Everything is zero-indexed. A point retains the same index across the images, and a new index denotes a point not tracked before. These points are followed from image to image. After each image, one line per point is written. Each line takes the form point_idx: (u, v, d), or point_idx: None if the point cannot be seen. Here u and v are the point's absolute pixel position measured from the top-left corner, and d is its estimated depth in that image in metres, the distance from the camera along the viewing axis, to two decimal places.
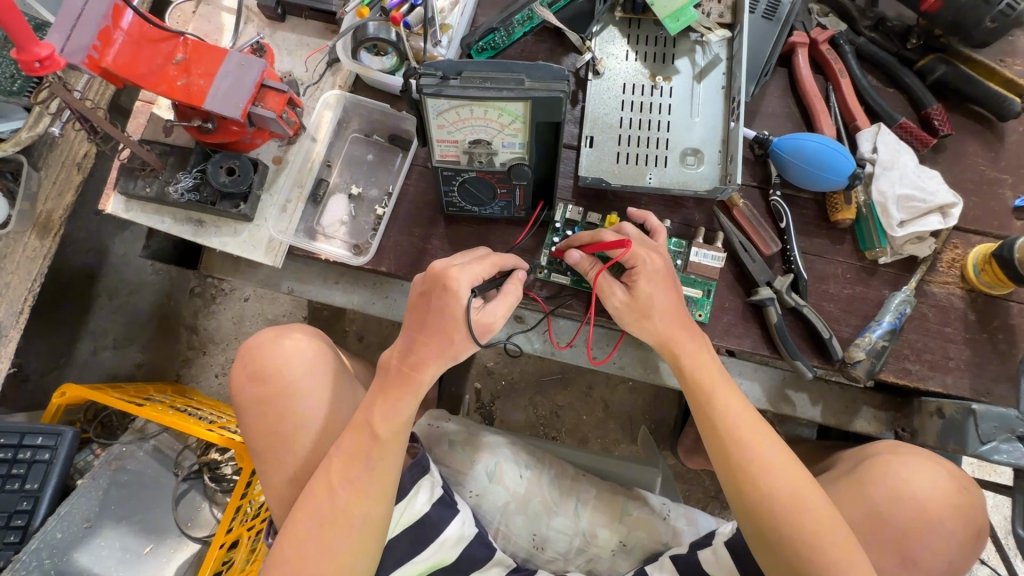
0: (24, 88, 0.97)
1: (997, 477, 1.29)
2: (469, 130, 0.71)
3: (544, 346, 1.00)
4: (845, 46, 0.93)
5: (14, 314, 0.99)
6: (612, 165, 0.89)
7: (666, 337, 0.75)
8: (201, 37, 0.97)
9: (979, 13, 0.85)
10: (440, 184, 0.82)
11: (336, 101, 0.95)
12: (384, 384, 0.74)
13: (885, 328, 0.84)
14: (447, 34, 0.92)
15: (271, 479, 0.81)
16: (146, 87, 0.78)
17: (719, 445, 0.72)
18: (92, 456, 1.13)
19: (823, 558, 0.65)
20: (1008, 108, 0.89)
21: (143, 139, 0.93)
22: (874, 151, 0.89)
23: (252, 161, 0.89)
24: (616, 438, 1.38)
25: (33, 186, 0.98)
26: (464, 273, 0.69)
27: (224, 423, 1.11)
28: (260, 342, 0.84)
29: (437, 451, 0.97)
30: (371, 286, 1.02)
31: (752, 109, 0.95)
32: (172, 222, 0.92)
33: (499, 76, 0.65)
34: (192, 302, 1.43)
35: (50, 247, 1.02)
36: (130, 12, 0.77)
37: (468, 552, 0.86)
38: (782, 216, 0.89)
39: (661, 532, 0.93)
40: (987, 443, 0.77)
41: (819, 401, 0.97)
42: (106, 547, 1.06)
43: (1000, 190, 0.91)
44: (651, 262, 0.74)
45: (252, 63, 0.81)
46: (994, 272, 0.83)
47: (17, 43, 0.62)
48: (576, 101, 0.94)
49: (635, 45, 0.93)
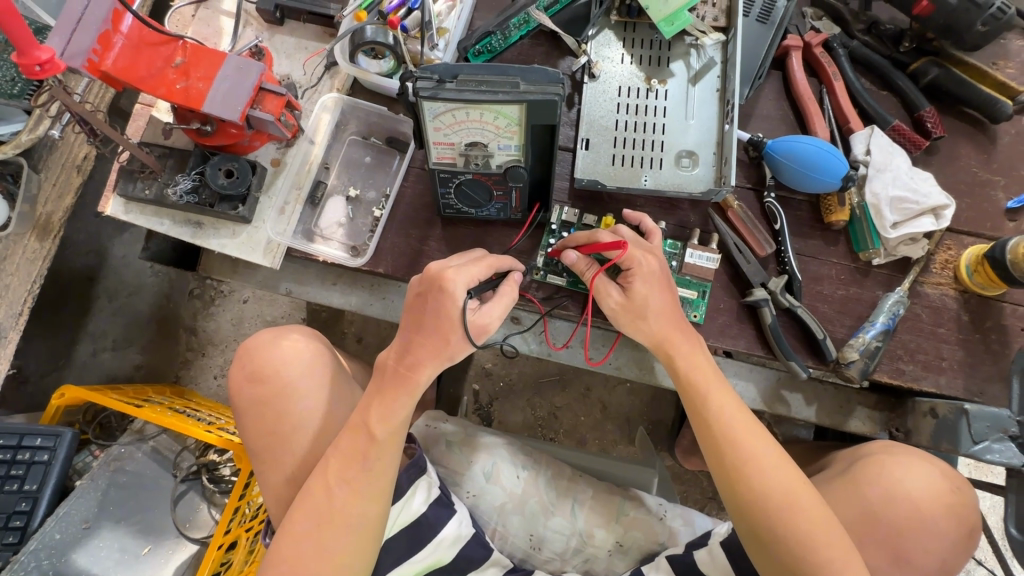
0: (25, 91, 0.97)
1: (993, 478, 1.29)
2: (465, 132, 0.71)
3: (540, 347, 1.00)
4: (838, 49, 0.94)
5: (13, 316, 0.99)
6: (607, 167, 0.89)
7: (661, 338, 0.76)
8: (200, 40, 0.98)
9: (970, 17, 0.86)
10: (437, 186, 0.83)
11: (335, 104, 0.96)
12: (381, 385, 0.74)
13: (878, 329, 0.85)
14: (444, 38, 0.92)
15: (269, 479, 0.81)
16: (146, 90, 0.79)
17: (713, 445, 0.73)
18: (90, 458, 1.14)
19: (817, 556, 0.66)
20: (1000, 110, 0.90)
21: (143, 142, 0.94)
22: (868, 153, 0.90)
23: (251, 164, 0.90)
24: (613, 439, 1.38)
25: (33, 188, 0.99)
26: (460, 275, 0.70)
27: (223, 424, 1.12)
28: (259, 343, 0.85)
29: (434, 452, 0.98)
30: (369, 287, 1.02)
31: (747, 112, 0.96)
32: (171, 223, 0.92)
33: (495, 79, 0.66)
34: (191, 303, 1.46)
35: (50, 249, 1.02)
36: (129, 16, 0.77)
37: (465, 552, 0.86)
38: (776, 218, 0.90)
39: (657, 533, 0.94)
40: (980, 442, 0.78)
41: (814, 401, 0.97)
42: (105, 548, 1.06)
43: (992, 192, 0.92)
44: (647, 264, 0.75)
45: (250, 67, 0.81)
46: (986, 273, 0.84)
47: (18, 47, 0.62)
48: (573, 103, 0.95)
49: (631, 48, 0.94)
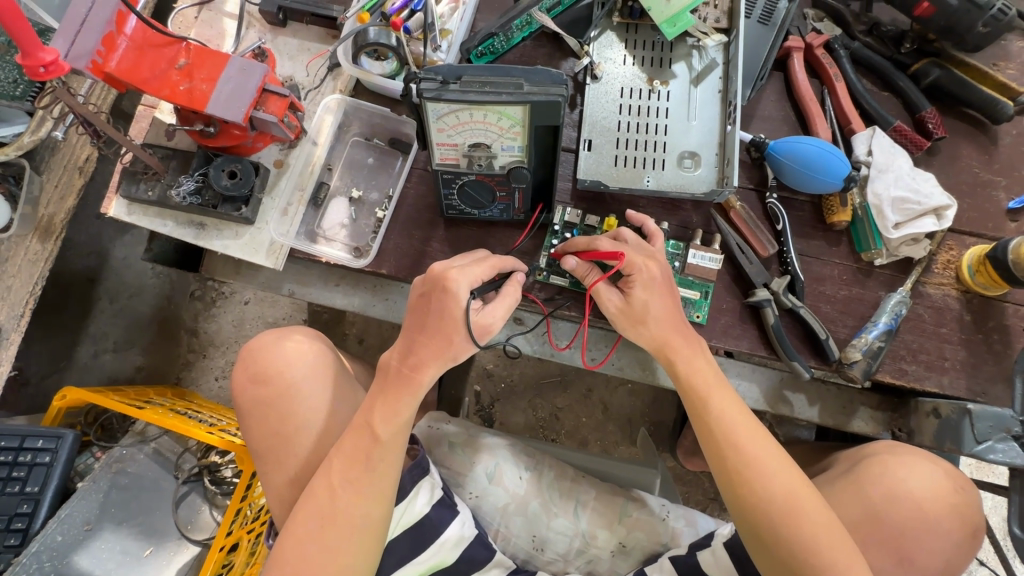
0: (27, 93, 0.98)
1: (995, 478, 1.29)
2: (468, 133, 0.71)
3: (543, 348, 1.00)
4: (840, 50, 0.94)
5: (15, 317, 1.00)
6: (610, 168, 0.89)
7: (662, 343, 0.76)
8: (203, 42, 0.98)
9: (971, 19, 0.86)
10: (441, 187, 0.83)
11: (337, 105, 0.96)
12: (385, 386, 0.74)
13: (881, 329, 0.85)
14: (447, 39, 0.92)
15: (272, 480, 0.81)
16: (149, 91, 0.79)
17: (715, 448, 0.73)
18: (92, 459, 1.14)
19: (821, 558, 0.66)
20: (1002, 111, 0.90)
21: (145, 143, 0.94)
22: (870, 154, 0.90)
23: (254, 165, 0.90)
24: (615, 440, 1.38)
25: (35, 190, 0.99)
26: (463, 276, 0.70)
27: (225, 426, 1.12)
28: (262, 344, 0.85)
29: (437, 453, 0.98)
30: (371, 288, 1.02)
31: (749, 112, 0.96)
32: (174, 225, 0.92)
33: (499, 80, 0.66)
34: (192, 304, 1.47)
35: (51, 251, 1.02)
36: (134, 17, 0.78)
37: (469, 553, 0.86)
38: (778, 218, 0.90)
39: (660, 534, 0.94)
40: (983, 442, 0.78)
41: (816, 402, 0.97)
42: (106, 550, 1.06)
43: (994, 192, 0.92)
44: (647, 271, 0.75)
45: (253, 68, 0.81)
46: (989, 273, 0.84)
47: (23, 48, 0.62)
48: (575, 104, 0.95)
49: (633, 50, 0.94)
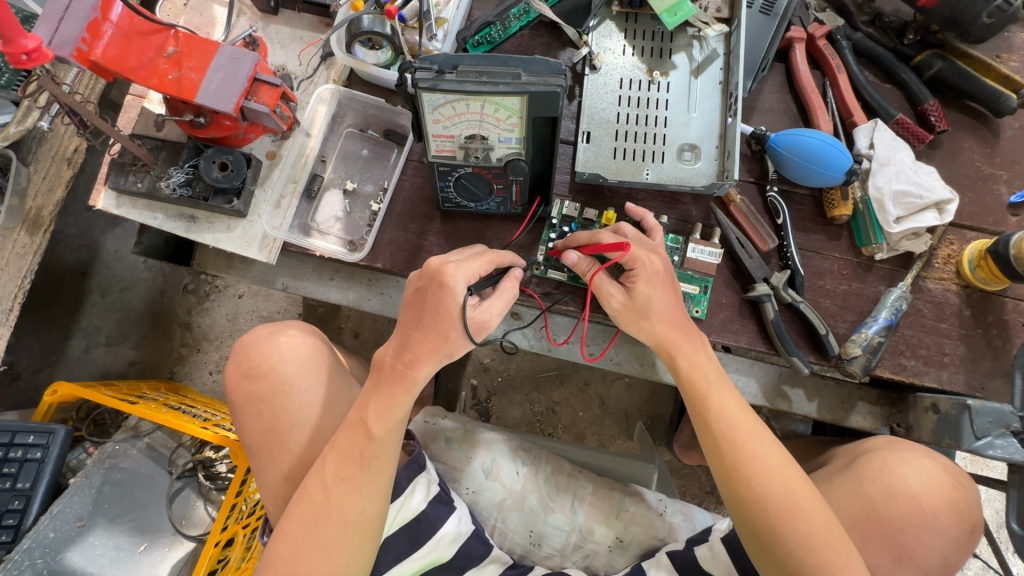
0: (14, 82, 1.02)
1: (989, 471, 1.30)
2: (463, 124, 0.70)
3: (540, 343, 0.99)
4: (842, 41, 0.93)
5: (4, 311, 0.98)
6: (609, 161, 0.88)
7: (663, 339, 0.75)
8: (193, 30, 0.96)
9: (975, 10, 0.85)
10: (437, 179, 0.81)
11: (331, 96, 0.94)
12: (379, 382, 0.73)
13: (881, 324, 0.84)
14: (443, 28, 0.89)
15: (266, 477, 0.80)
16: (136, 80, 0.77)
17: (714, 446, 0.72)
18: (84, 455, 1.12)
19: (817, 555, 0.66)
20: (1005, 105, 0.89)
21: (134, 133, 0.92)
22: (871, 147, 0.88)
23: (246, 157, 0.88)
24: (611, 435, 1.38)
25: (22, 181, 0.97)
26: (460, 271, 0.68)
27: (219, 421, 1.11)
28: (258, 337, 0.84)
29: (433, 448, 0.97)
30: (367, 283, 1.01)
31: (749, 105, 0.95)
32: (164, 218, 0.90)
33: (496, 69, 0.64)
34: (185, 298, 1.40)
35: (40, 244, 1.00)
36: (120, 4, 0.75)
37: (464, 549, 0.85)
38: (778, 212, 0.89)
39: (657, 528, 0.93)
40: (982, 438, 0.77)
41: (815, 397, 0.96)
42: (100, 547, 1.05)
43: (995, 186, 0.91)
44: (649, 264, 0.73)
45: (244, 57, 0.79)
46: (990, 268, 0.83)
47: (3, 35, 0.60)
48: (573, 96, 0.94)
49: (632, 40, 0.93)
